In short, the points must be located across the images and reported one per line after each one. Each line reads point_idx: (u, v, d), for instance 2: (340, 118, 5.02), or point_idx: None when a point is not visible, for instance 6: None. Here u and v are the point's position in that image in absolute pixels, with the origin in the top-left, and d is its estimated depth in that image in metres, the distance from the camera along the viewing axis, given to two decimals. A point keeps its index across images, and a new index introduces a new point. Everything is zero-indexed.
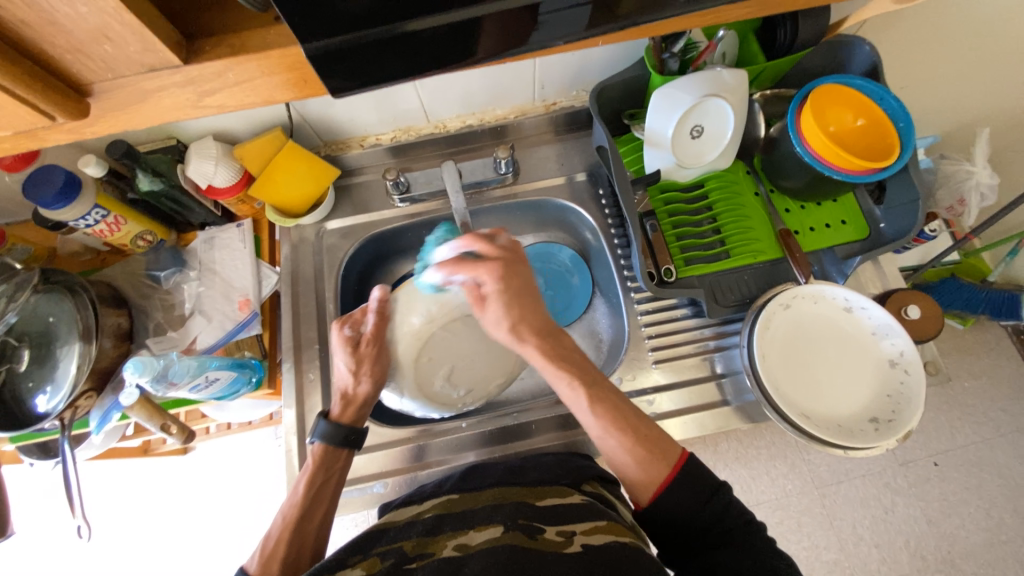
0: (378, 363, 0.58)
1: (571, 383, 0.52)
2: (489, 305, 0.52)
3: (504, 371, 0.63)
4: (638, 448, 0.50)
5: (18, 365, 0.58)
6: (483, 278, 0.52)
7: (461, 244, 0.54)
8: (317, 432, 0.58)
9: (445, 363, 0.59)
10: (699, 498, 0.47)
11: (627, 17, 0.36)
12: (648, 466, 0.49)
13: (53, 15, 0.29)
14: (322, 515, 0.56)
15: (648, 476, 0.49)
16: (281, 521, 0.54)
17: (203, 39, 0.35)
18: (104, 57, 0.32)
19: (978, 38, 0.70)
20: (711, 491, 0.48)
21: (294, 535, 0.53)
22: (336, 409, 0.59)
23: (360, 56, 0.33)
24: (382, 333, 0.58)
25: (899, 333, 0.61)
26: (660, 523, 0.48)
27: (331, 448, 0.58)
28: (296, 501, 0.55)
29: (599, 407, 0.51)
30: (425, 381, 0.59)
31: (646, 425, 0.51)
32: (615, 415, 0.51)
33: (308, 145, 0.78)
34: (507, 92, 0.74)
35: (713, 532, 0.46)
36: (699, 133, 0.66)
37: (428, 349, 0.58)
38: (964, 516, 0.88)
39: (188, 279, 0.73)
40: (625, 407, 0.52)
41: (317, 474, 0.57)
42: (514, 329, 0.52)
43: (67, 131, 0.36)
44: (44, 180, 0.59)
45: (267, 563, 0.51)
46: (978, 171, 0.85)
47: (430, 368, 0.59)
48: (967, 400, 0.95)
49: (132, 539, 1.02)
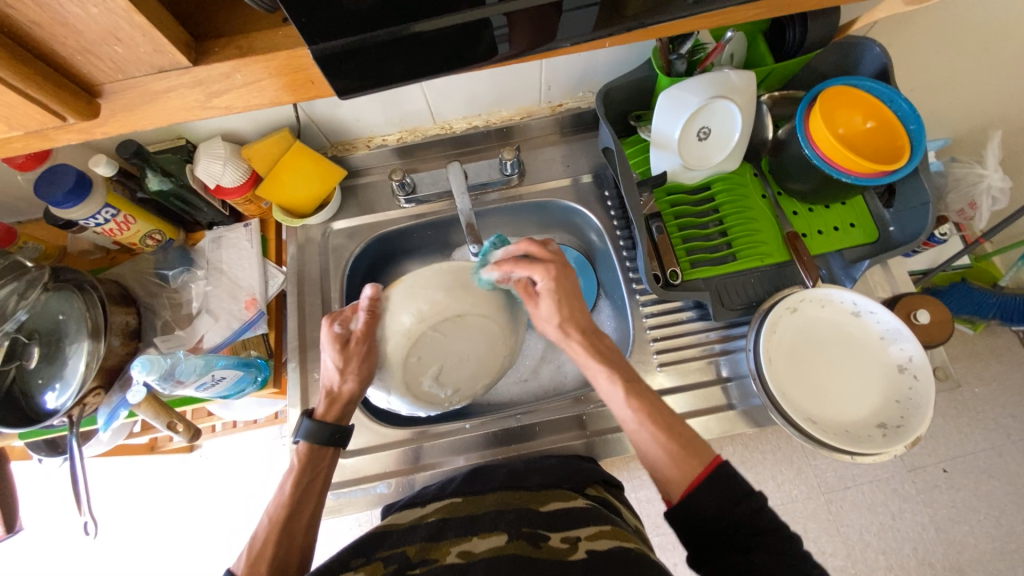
0: (364, 362, 0.57)
1: (610, 376, 0.55)
2: (541, 301, 0.57)
3: (491, 372, 0.61)
4: (671, 443, 0.51)
5: (27, 363, 0.58)
6: (539, 277, 0.55)
7: (517, 245, 0.57)
8: (303, 432, 0.58)
9: (434, 363, 0.57)
10: (728, 499, 0.47)
11: (635, 18, 0.36)
12: (679, 463, 0.50)
13: (64, 16, 0.29)
14: (308, 517, 0.56)
15: (678, 473, 0.50)
16: (269, 521, 0.55)
17: (211, 40, 0.35)
18: (114, 57, 0.32)
19: (991, 40, 0.69)
20: (741, 495, 0.47)
21: (282, 537, 0.53)
22: (321, 407, 0.60)
23: (368, 57, 0.34)
24: (372, 333, 0.57)
25: (909, 338, 0.60)
26: (689, 523, 0.48)
27: (315, 446, 0.59)
28: (282, 502, 0.56)
29: (637, 402, 0.54)
30: (411, 380, 0.58)
31: (679, 427, 0.53)
32: (648, 409, 0.54)
33: (316, 147, 0.78)
34: (514, 93, 0.74)
35: (741, 532, 0.45)
36: (706, 135, 0.65)
37: (418, 349, 0.56)
38: (974, 523, 0.87)
39: (195, 278, 0.73)
40: (661, 408, 0.54)
41: (302, 474, 0.57)
42: (563, 325, 0.57)
43: (78, 131, 0.36)
44: (55, 179, 0.60)
45: (255, 564, 0.51)
46: (989, 175, 0.85)
47: (419, 368, 0.57)
48: (977, 406, 0.94)
49: (137, 535, 1.02)
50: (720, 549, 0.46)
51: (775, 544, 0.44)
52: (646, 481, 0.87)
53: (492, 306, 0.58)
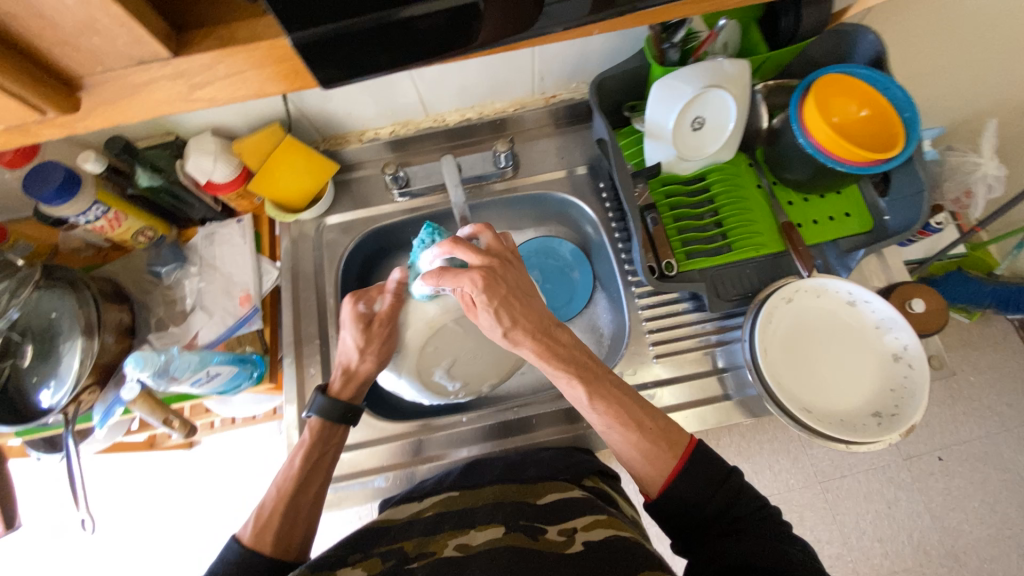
0: (386, 344, 0.58)
1: (570, 379, 0.52)
2: (480, 311, 0.52)
3: (499, 372, 0.63)
4: (644, 443, 0.50)
5: (21, 360, 0.58)
6: (468, 287, 0.51)
7: (441, 250, 0.53)
8: (315, 406, 0.58)
9: (448, 355, 0.59)
10: (708, 483, 0.47)
11: (626, 3, 0.35)
12: (655, 461, 0.50)
13: (39, 7, 0.28)
14: (315, 492, 0.56)
15: (655, 466, 0.50)
16: (277, 492, 0.55)
17: (193, 31, 0.35)
18: (93, 49, 0.32)
19: (986, 26, 0.69)
20: (721, 477, 0.48)
21: (289, 508, 0.54)
22: (335, 383, 0.60)
23: (354, 45, 0.33)
24: (394, 317, 0.58)
25: (903, 326, 0.60)
26: (670, 510, 0.48)
27: (328, 422, 0.58)
28: (291, 475, 0.56)
29: (600, 404, 0.52)
30: (424, 371, 0.59)
31: (652, 423, 0.51)
32: (613, 409, 0.51)
33: (307, 141, 0.77)
34: (507, 85, 0.73)
35: (722, 517, 0.46)
36: (700, 125, 0.65)
37: (436, 339, 0.58)
38: (969, 510, 0.87)
39: (188, 275, 0.73)
40: (625, 395, 0.53)
41: (313, 448, 0.57)
42: (509, 334, 0.52)
43: (60, 126, 0.36)
44: (44, 176, 0.59)
45: (261, 535, 0.51)
46: (985, 163, 0.84)
47: (433, 358, 0.59)
48: (973, 394, 0.94)
49: (137, 532, 1.03)
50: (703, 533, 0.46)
51: (749, 528, 0.44)
52: None
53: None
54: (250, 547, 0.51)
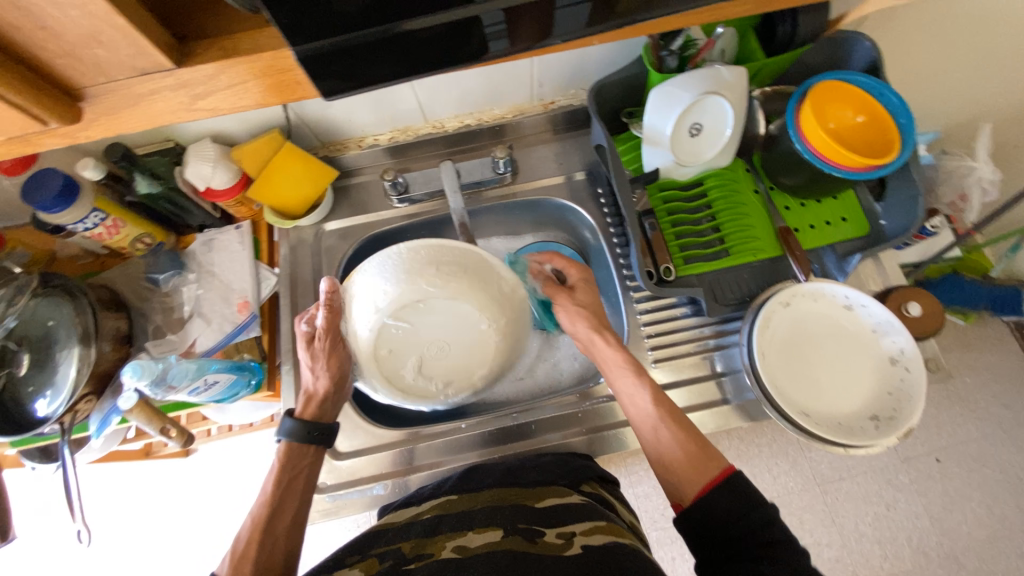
0: (332, 358, 0.59)
1: (636, 375, 0.59)
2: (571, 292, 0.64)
3: (482, 359, 0.55)
4: (689, 444, 0.54)
5: (18, 369, 0.58)
6: (573, 271, 0.66)
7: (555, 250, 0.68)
8: (282, 430, 0.58)
9: (411, 353, 0.54)
10: (743, 507, 0.47)
11: (627, 14, 0.35)
12: (698, 463, 0.52)
13: (42, 19, 0.28)
14: (292, 514, 0.56)
15: (696, 473, 0.51)
16: (252, 522, 0.54)
17: (195, 41, 0.35)
18: (96, 60, 0.32)
19: (980, 32, 0.70)
20: (753, 505, 0.47)
21: (265, 537, 0.53)
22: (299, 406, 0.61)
23: (357, 56, 0.33)
24: (335, 327, 0.58)
25: (900, 330, 0.61)
26: (698, 526, 0.49)
27: (295, 445, 0.58)
28: (264, 501, 0.56)
29: (659, 399, 0.57)
30: (393, 375, 0.54)
31: (696, 432, 0.55)
32: (667, 404, 0.57)
33: (306, 146, 0.78)
34: (505, 91, 0.74)
35: (752, 539, 0.45)
36: (697, 131, 0.65)
37: (386, 341, 0.53)
38: (967, 512, 0.88)
39: (186, 282, 0.72)
40: (678, 414, 0.57)
41: (283, 473, 0.57)
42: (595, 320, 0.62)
43: (61, 136, 0.36)
44: (42, 184, 0.59)
45: (239, 566, 0.51)
46: (980, 167, 0.85)
47: (396, 360, 0.54)
48: (970, 396, 0.94)
49: (134, 539, 1.02)
50: (729, 556, 0.46)
51: (783, 558, 0.43)
52: (643, 476, 0.87)
53: (450, 282, 0.53)
54: None
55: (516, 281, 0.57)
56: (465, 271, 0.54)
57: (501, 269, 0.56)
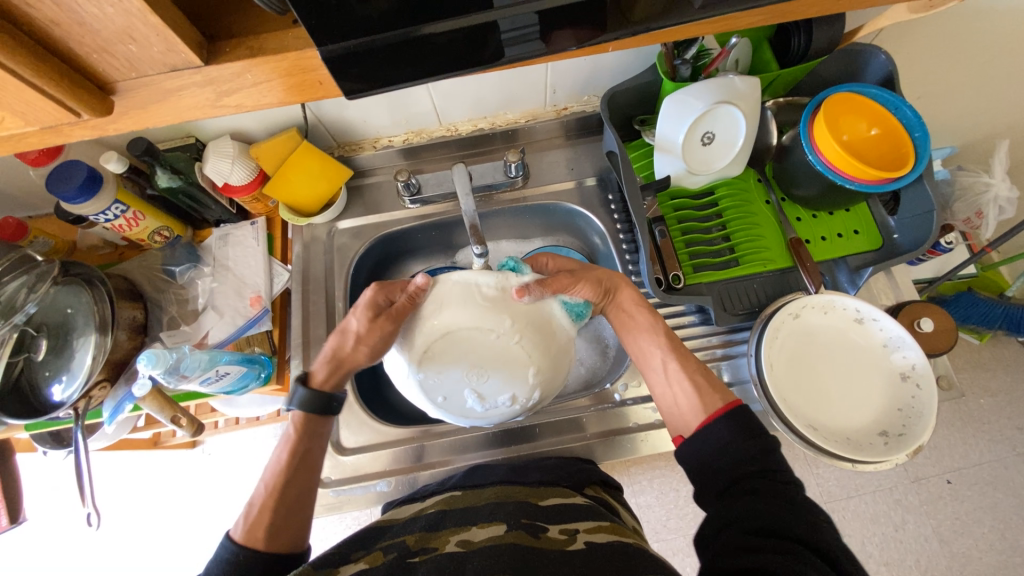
0: (385, 338, 0.57)
1: (653, 319, 0.61)
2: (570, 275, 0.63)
3: (523, 361, 0.53)
4: (697, 377, 0.55)
5: (35, 355, 0.60)
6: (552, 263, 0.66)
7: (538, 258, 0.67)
8: (297, 399, 0.58)
9: (459, 386, 0.54)
10: (745, 433, 0.47)
11: (643, 22, 0.36)
12: (703, 396, 0.53)
13: (81, 15, 0.30)
14: (305, 485, 0.56)
15: (705, 398, 0.53)
16: (266, 488, 0.55)
17: (223, 41, 0.36)
18: (129, 56, 0.33)
19: (998, 48, 0.69)
20: (754, 433, 0.47)
21: (278, 503, 0.54)
22: (319, 373, 0.59)
23: (377, 58, 0.34)
24: (404, 314, 0.56)
25: (912, 346, 0.60)
26: (696, 457, 0.49)
27: (313, 416, 0.58)
28: (278, 469, 0.56)
29: (673, 342, 0.59)
30: (465, 410, 0.55)
31: (703, 368, 0.56)
32: (675, 347, 0.59)
33: (322, 146, 0.79)
34: (520, 96, 0.75)
35: (747, 467, 0.45)
36: (709, 140, 0.66)
37: (434, 385, 0.54)
38: (977, 536, 0.86)
39: (202, 275, 0.74)
40: (695, 363, 0.57)
41: (298, 441, 0.57)
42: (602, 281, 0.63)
43: (91, 127, 0.37)
44: (67, 175, 0.61)
45: (252, 530, 0.52)
46: (997, 183, 0.84)
47: (455, 395, 0.54)
48: (983, 417, 0.93)
49: (140, 529, 1.03)
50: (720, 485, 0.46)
51: (774, 489, 0.43)
52: (647, 485, 0.87)
53: (441, 322, 0.53)
54: (242, 543, 0.51)
55: (500, 279, 0.55)
56: (448, 304, 0.54)
57: (479, 278, 0.55)
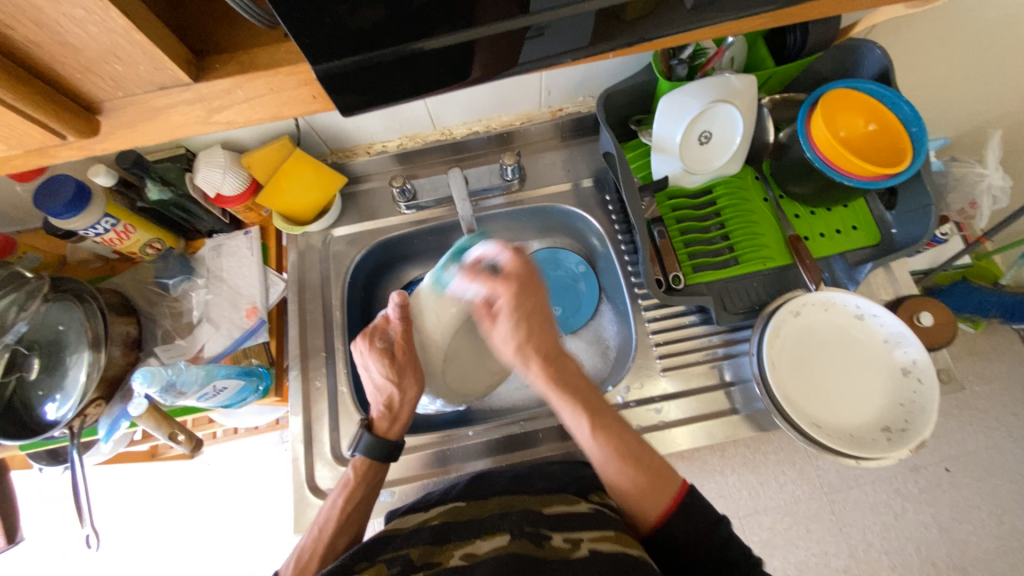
0: (414, 367, 0.60)
1: (575, 410, 0.54)
2: (498, 321, 0.56)
3: None
4: (639, 477, 0.51)
5: (28, 374, 0.58)
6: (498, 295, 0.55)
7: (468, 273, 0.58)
8: (360, 446, 0.57)
9: (477, 362, 0.66)
10: (701, 529, 0.49)
11: (638, 22, 0.35)
12: (648, 496, 0.51)
13: (65, 37, 0.29)
14: (356, 531, 0.56)
15: (650, 503, 0.51)
16: (313, 533, 0.54)
17: (213, 56, 0.35)
18: (115, 76, 0.32)
19: (990, 41, 0.69)
20: (711, 524, 0.49)
21: (328, 551, 0.53)
22: (381, 422, 0.59)
23: (373, 73, 0.33)
24: (409, 338, 0.60)
25: (913, 341, 0.60)
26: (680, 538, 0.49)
27: (371, 462, 0.58)
28: (332, 517, 0.55)
29: (600, 434, 0.52)
30: (489, 382, 0.68)
31: (646, 451, 0.53)
32: (614, 437, 0.53)
33: (316, 153, 0.78)
34: (514, 99, 0.74)
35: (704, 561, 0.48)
36: (707, 140, 0.65)
37: (458, 376, 0.65)
38: (976, 522, 0.87)
39: (195, 287, 0.73)
40: (630, 439, 0.53)
41: (354, 489, 0.56)
42: (521, 348, 0.55)
43: (78, 148, 0.36)
44: (55, 191, 0.59)
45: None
46: (990, 174, 0.84)
47: (478, 373, 0.67)
48: (979, 405, 0.94)
49: (137, 539, 1.02)
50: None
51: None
52: None
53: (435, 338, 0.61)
54: None
55: None
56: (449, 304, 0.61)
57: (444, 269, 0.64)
